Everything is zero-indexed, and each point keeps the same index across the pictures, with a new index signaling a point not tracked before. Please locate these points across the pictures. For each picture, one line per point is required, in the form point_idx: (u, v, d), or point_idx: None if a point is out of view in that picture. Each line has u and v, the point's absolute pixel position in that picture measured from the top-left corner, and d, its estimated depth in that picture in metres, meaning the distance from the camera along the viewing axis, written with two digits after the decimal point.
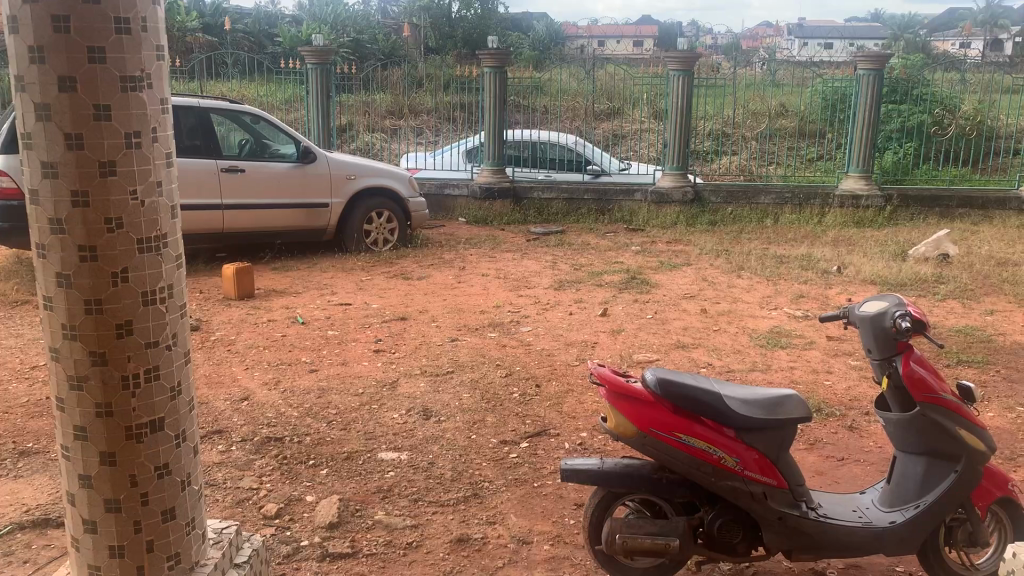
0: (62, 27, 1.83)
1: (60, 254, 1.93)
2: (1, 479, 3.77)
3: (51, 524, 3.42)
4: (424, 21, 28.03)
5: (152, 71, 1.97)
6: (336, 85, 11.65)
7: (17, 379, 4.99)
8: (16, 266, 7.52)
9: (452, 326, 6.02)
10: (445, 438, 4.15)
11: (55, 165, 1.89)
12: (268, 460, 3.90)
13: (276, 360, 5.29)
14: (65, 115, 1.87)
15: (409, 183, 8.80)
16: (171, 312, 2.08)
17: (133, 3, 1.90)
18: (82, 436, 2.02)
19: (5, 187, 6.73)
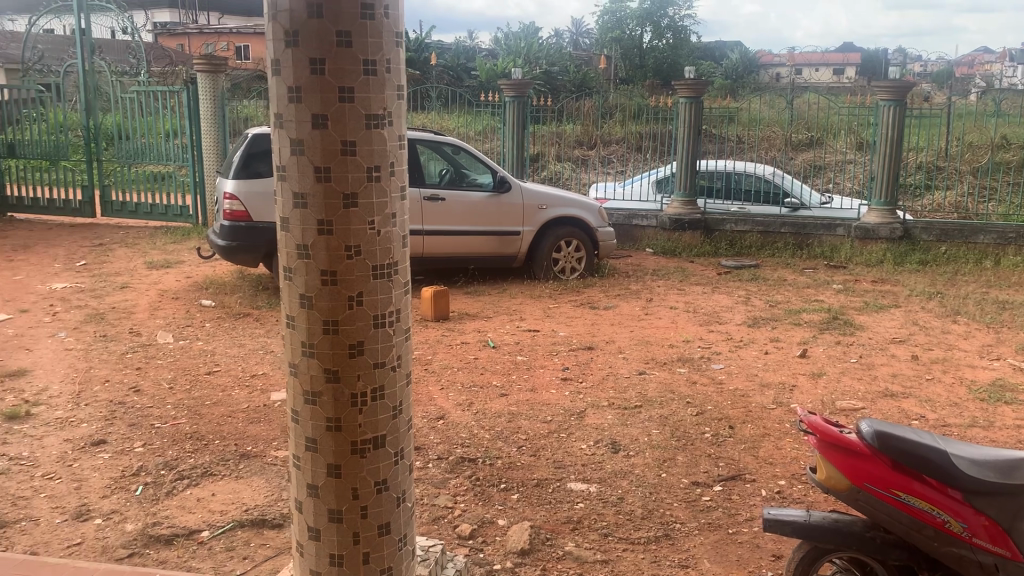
0: (319, 69, 2.00)
1: (304, 277, 2.11)
2: (225, 478, 4.12)
3: (267, 524, 3.67)
4: (615, 52, 28.46)
5: (392, 109, 2.11)
6: (531, 117, 12.04)
7: (238, 386, 5.44)
8: (238, 281, 8.23)
9: (640, 358, 5.97)
10: (634, 473, 4.10)
11: (305, 196, 2.06)
12: (462, 480, 4.02)
13: (469, 382, 5.45)
14: (316, 150, 2.03)
15: (598, 213, 8.85)
16: (397, 335, 2.21)
17: (381, 46, 2.04)
18: (312, 448, 2.18)
19: (234, 210, 7.39)
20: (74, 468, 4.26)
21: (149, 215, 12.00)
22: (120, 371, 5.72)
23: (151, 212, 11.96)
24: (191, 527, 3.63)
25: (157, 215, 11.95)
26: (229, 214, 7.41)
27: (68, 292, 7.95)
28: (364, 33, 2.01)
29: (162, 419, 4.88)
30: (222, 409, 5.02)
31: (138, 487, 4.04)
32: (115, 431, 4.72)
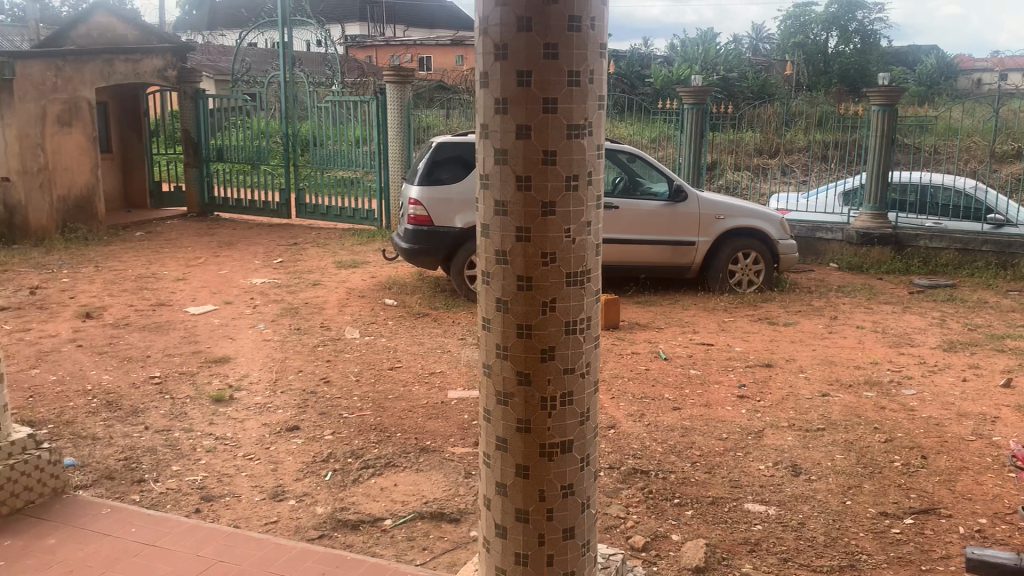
0: (525, 81, 2.06)
1: (501, 282, 2.19)
2: (406, 470, 4.31)
3: (445, 518, 3.81)
4: (797, 58, 27.45)
5: (593, 119, 2.14)
6: (710, 124, 11.78)
7: (418, 383, 5.67)
8: (418, 282, 8.59)
9: (822, 379, 5.71)
10: (816, 499, 3.93)
11: (506, 204, 2.14)
12: (635, 491, 4.00)
13: (641, 393, 5.41)
14: (518, 159, 2.10)
15: (779, 225, 8.52)
16: (588, 341, 2.24)
17: (586, 57, 2.08)
18: (502, 448, 2.27)
19: (418, 215, 7.71)
20: (271, 451, 4.60)
21: (338, 217, 12.69)
22: (312, 362, 6.11)
23: (339, 215, 12.66)
24: (376, 514, 3.82)
25: (346, 217, 12.62)
26: (413, 218, 7.75)
27: (266, 287, 8.58)
28: (570, 44, 2.05)
29: (348, 410, 5.17)
30: (403, 404, 5.25)
31: (328, 472, 4.30)
32: (307, 418, 5.06)
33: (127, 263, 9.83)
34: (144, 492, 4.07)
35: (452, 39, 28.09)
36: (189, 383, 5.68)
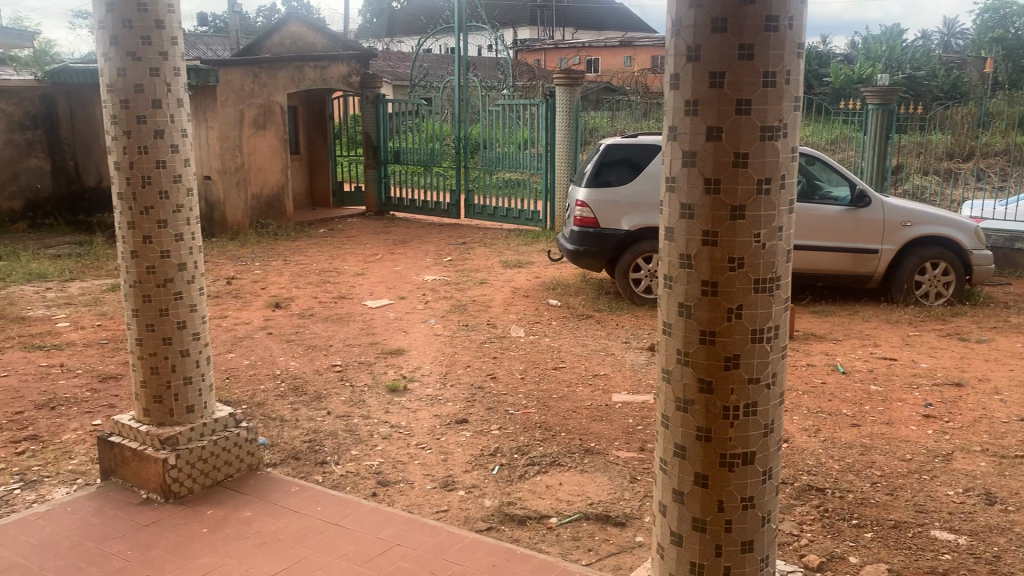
0: (718, 82, 2.03)
1: (685, 286, 2.16)
2: (572, 470, 4.34)
3: (611, 521, 3.80)
4: (995, 54, 25.40)
5: (788, 121, 2.08)
6: (896, 125, 11.11)
7: (583, 384, 5.70)
8: (583, 284, 8.62)
9: (1020, 403, 5.26)
10: (1014, 531, 3.62)
11: (693, 207, 2.11)
12: (809, 508, 3.84)
13: (816, 407, 5.18)
14: (708, 162, 2.07)
15: (975, 234, 7.89)
16: (774, 351, 2.18)
17: (783, 57, 2.02)
18: (681, 454, 2.25)
19: (584, 216, 7.74)
20: (442, 442, 4.76)
21: (505, 218, 12.96)
22: (480, 358, 6.27)
23: (506, 216, 12.92)
24: (542, 511, 3.87)
25: (512, 218, 12.87)
26: (579, 220, 7.79)
27: (436, 284, 8.89)
28: (767, 44, 2.00)
29: (515, 406, 5.26)
30: (569, 404, 5.29)
31: (495, 467, 4.40)
32: (475, 412, 5.20)
33: (310, 257, 10.48)
34: (326, 473, 4.32)
35: (621, 40, 28.01)
36: (366, 372, 5.98)
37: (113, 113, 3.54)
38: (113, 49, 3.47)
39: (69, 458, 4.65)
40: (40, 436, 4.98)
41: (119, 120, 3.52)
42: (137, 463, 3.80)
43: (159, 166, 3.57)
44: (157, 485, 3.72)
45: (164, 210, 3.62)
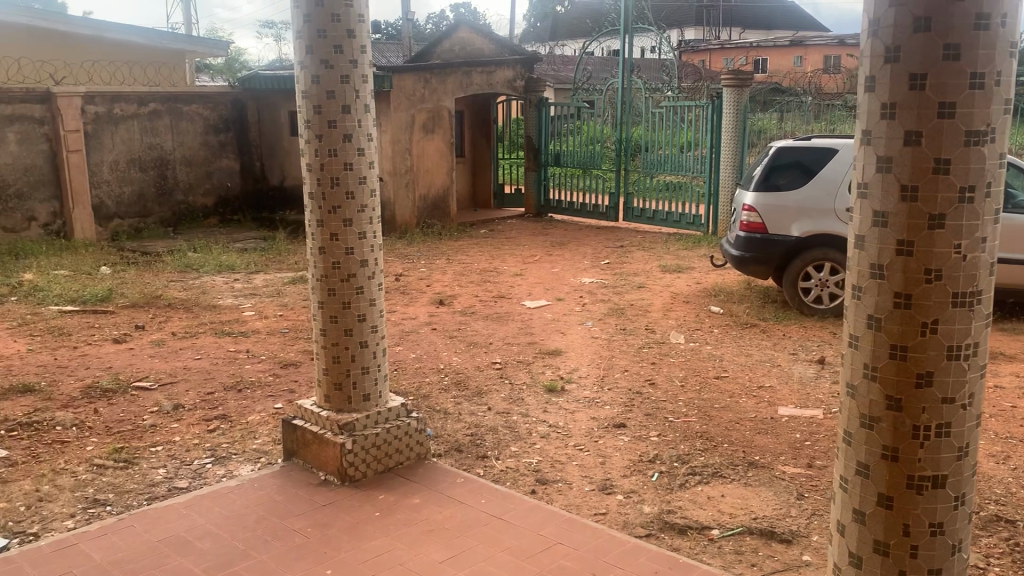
0: (919, 84, 1.93)
1: (875, 298, 2.07)
2: (734, 483, 4.24)
3: (775, 537, 3.67)
4: None
5: (997, 125, 1.94)
6: None
7: (746, 395, 5.54)
8: (746, 292, 8.39)
9: None
10: None
11: (886, 214, 2.02)
12: (997, 541, 3.57)
13: (1006, 432, 4.81)
14: (905, 167, 1.97)
15: None
16: (972, 370, 2.04)
17: (993, 58, 1.90)
18: (864, 473, 2.15)
19: (752, 222, 7.54)
20: (600, 445, 4.77)
21: (665, 222, 12.78)
22: (639, 363, 6.23)
23: (666, 220, 12.75)
24: (703, 522, 3.80)
25: (672, 222, 12.68)
26: (746, 225, 7.59)
27: (595, 286, 8.91)
28: (975, 44, 1.89)
29: (675, 414, 5.19)
30: (731, 415, 5.17)
31: (654, 473, 4.36)
32: (634, 417, 5.17)
33: (472, 257, 10.76)
34: (487, 467, 4.43)
35: (791, 40, 27.05)
36: (525, 371, 6.07)
37: (306, 117, 3.78)
38: (308, 57, 3.70)
39: (253, 437, 5.01)
40: (228, 416, 5.39)
41: (312, 124, 3.76)
42: (317, 446, 4.04)
43: (346, 168, 3.79)
44: (334, 468, 3.95)
45: (350, 210, 3.84)
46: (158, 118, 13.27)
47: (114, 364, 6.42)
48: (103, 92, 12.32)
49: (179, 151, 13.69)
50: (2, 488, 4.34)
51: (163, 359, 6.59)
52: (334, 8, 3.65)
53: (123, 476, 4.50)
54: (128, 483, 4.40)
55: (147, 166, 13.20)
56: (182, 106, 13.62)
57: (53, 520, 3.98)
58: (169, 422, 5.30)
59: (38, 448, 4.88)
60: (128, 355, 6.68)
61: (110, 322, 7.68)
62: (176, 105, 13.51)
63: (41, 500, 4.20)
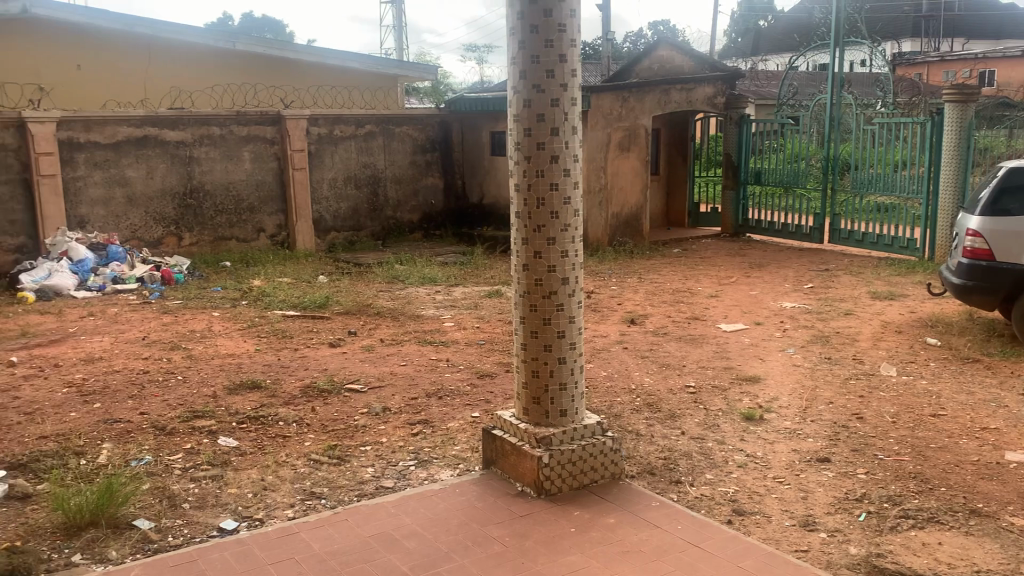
0: None
1: None
2: (953, 530, 3.92)
3: None
4: None
5: None
6: None
7: (967, 436, 5.11)
8: (968, 323, 7.74)
9: None
10: None
11: None
12: None
13: None
14: None
15: None
16: None
17: None
18: None
19: (976, 247, 6.94)
20: (802, 478, 4.57)
21: (874, 245, 12.06)
22: (845, 396, 5.91)
23: (876, 243, 12.03)
24: (916, 569, 3.54)
25: (882, 246, 11.94)
26: (969, 251, 6.99)
27: (796, 311, 8.55)
28: None
29: (885, 451, 4.88)
30: (950, 457, 4.79)
31: (862, 514, 4.12)
32: (839, 452, 4.92)
33: (666, 276, 10.65)
34: (681, 492, 4.37)
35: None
36: (721, 396, 5.93)
37: (516, 139, 3.92)
38: (522, 82, 3.85)
39: (452, 444, 5.22)
40: (431, 422, 5.65)
41: (522, 146, 3.89)
42: (515, 457, 4.16)
43: (552, 188, 3.89)
44: (531, 480, 4.04)
45: (554, 228, 3.93)
46: (372, 139, 14.19)
47: (329, 367, 6.91)
48: (325, 115, 13.37)
49: (390, 169, 14.55)
50: (234, 475, 4.80)
51: (372, 364, 7.02)
52: (548, 34, 3.78)
53: (336, 472, 4.83)
54: (340, 479, 4.71)
55: (361, 183, 14.14)
56: (394, 127, 14.47)
57: (276, 509, 4.34)
58: (377, 424, 5.63)
59: (264, 440, 5.35)
60: (341, 359, 7.18)
61: (326, 327, 8.28)
62: (389, 126, 14.39)
63: (266, 489, 4.60)
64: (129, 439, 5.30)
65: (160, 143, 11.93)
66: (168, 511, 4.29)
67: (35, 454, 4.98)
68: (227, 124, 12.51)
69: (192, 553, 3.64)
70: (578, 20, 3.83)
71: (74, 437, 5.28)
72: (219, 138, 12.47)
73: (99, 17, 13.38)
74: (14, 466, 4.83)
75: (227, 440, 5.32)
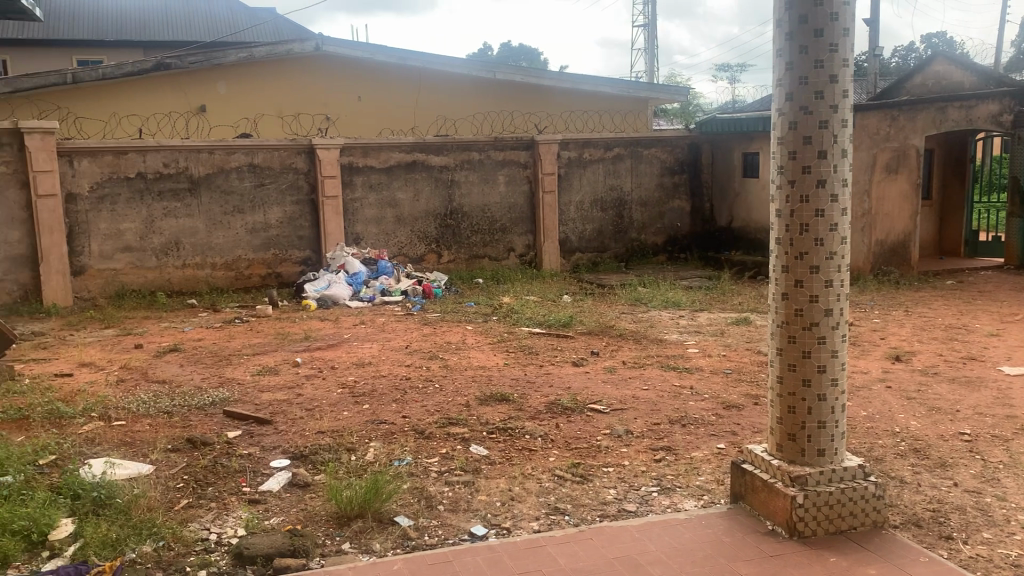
0: None
1: None
2: None
3: None
4: None
5: None
6: None
7: None
8: None
9: None
10: None
11: None
12: None
13: None
14: None
15: None
16: None
17: None
18: None
19: None
20: None
21: None
22: None
23: None
24: None
25: None
26: None
27: None
28: None
29: None
30: None
31: None
32: None
33: (935, 311, 9.78)
34: (952, 550, 3.97)
35: None
36: (1002, 448, 5.32)
37: (780, 163, 3.79)
38: (788, 103, 3.72)
39: (697, 474, 5.11)
40: (675, 449, 5.58)
41: (786, 169, 3.76)
42: (766, 494, 4.00)
43: (817, 215, 3.72)
44: (783, 520, 3.87)
45: (817, 256, 3.74)
46: (621, 162, 14.33)
47: (574, 386, 7.04)
48: (576, 139, 13.72)
49: (637, 192, 14.60)
50: (484, 483, 5.02)
51: (615, 386, 7.06)
52: (818, 54, 3.63)
53: (579, 490, 4.90)
54: (584, 498, 4.78)
55: (608, 206, 14.33)
56: (643, 150, 14.52)
57: (523, 520, 4.49)
58: (620, 446, 5.65)
59: (511, 452, 5.55)
60: (585, 378, 7.29)
61: (571, 346, 8.45)
62: (638, 149, 14.46)
63: (513, 500, 4.76)
64: (393, 440, 5.73)
65: (425, 167, 12.83)
66: (424, 511, 4.58)
67: (315, 447, 5.52)
68: (485, 149, 13.19)
69: (448, 554, 3.85)
70: (851, 39, 3.65)
71: (346, 434, 5.79)
72: (477, 162, 13.18)
73: (377, 52, 14.68)
74: (298, 455, 5.40)
75: (478, 449, 5.59)
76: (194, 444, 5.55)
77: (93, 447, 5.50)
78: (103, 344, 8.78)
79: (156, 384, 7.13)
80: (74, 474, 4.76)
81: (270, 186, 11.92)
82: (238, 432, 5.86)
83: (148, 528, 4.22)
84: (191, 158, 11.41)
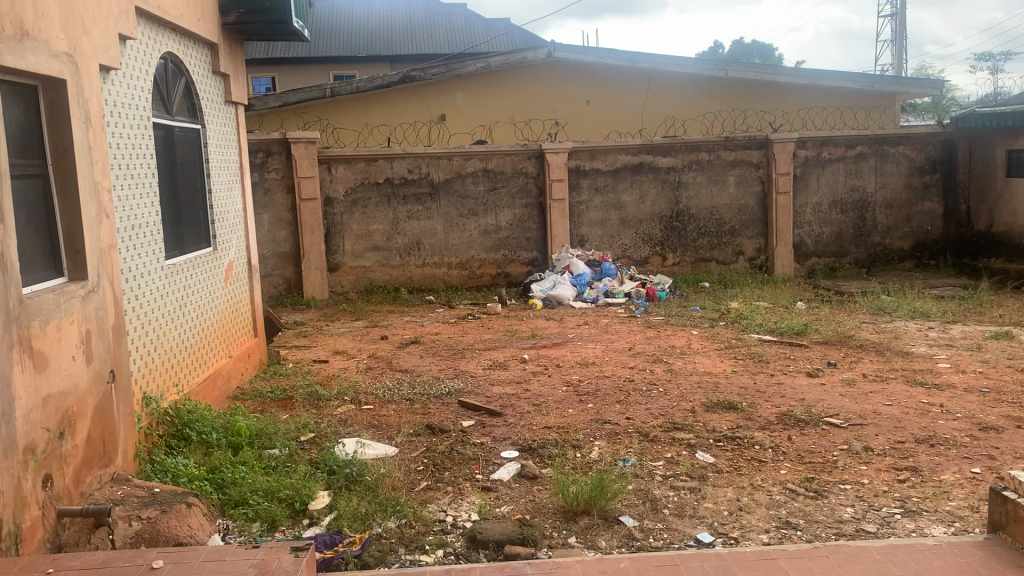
0: None
1: None
2: None
3: None
4: None
5: None
6: None
7: None
8: None
9: None
10: None
11: None
12: None
13: None
14: None
15: None
16: None
17: None
18: None
19: None
20: None
21: None
22: None
23: None
24: None
25: None
26: None
27: None
28: None
29: None
30: None
31: None
32: None
33: None
34: None
35: None
36: None
37: None
38: None
39: (947, 498, 4.73)
40: (920, 470, 5.19)
41: None
42: None
43: None
44: None
45: None
46: (865, 161, 13.43)
47: (807, 397, 6.74)
48: (814, 137, 13.08)
49: (882, 193, 13.64)
50: (711, 490, 4.96)
51: (853, 400, 6.67)
52: None
53: (813, 505, 4.71)
54: (818, 514, 4.58)
55: (848, 207, 13.52)
56: (889, 147, 13.51)
57: (752, 531, 4.38)
58: (858, 463, 5.35)
59: (739, 461, 5.42)
60: (820, 390, 6.94)
61: (805, 356, 8.10)
62: (883, 147, 13.48)
63: (742, 510, 4.66)
64: (617, 440, 5.80)
65: (653, 169, 12.78)
66: (650, 513, 4.60)
67: (542, 441, 5.71)
68: (715, 149, 12.92)
69: (675, 558, 3.85)
70: None
71: (572, 431, 5.94)
72: (707, 163, 12.94)
73: (607, 56, 14.81)
74: (526, 448, 5.61)
75: (705, 456, 5.51)
76: (432, 430, 5.95)
77: (347, 427, 6.04)
78: (354, 334, 9.58)
79: (399, 373, 7.70)
80: (330, 451, 5.27)
81: (502, 190, 12.40)
82: (472, 422, 6.18)
83: (393, 506, 4.57)
84: (431, 164, 12.12)
